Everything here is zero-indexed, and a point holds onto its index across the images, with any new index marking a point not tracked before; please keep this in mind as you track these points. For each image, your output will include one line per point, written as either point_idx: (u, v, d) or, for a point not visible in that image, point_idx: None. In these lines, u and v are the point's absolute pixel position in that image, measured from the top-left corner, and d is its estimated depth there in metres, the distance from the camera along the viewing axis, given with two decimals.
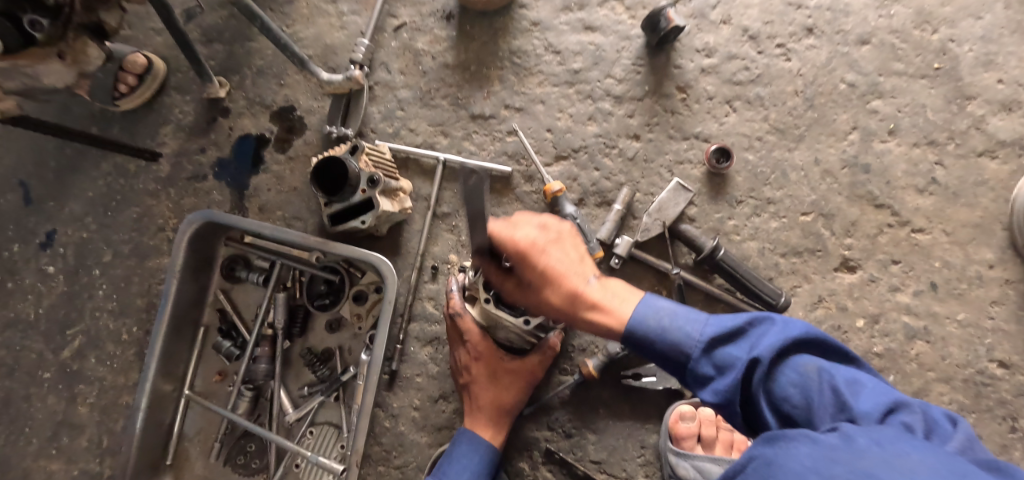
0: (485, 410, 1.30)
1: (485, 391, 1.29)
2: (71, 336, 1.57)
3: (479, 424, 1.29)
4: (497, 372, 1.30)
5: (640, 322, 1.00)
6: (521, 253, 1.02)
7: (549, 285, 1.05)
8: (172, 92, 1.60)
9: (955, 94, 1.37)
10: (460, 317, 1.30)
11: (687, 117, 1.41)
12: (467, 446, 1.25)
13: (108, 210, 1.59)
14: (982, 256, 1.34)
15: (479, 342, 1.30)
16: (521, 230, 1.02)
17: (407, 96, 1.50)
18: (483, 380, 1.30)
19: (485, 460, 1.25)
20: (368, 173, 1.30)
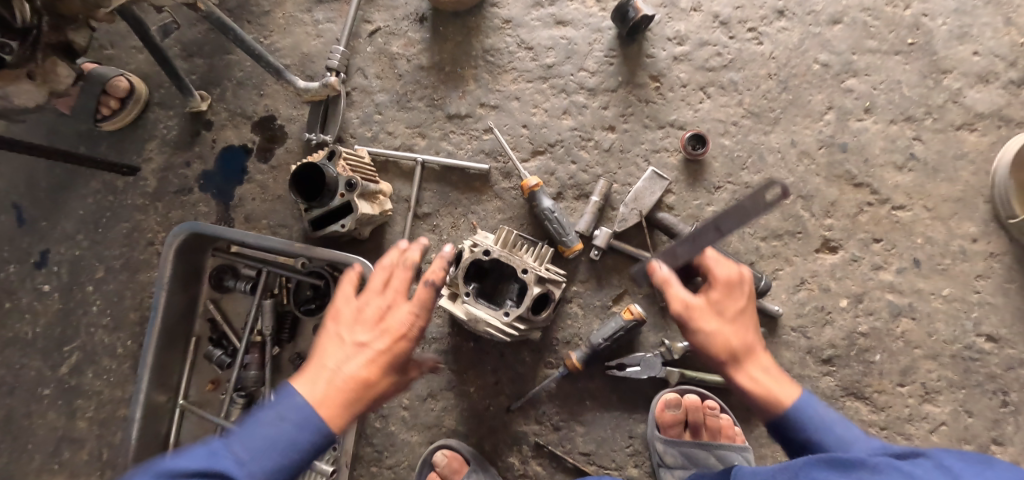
0: (339, 374, 0.93)
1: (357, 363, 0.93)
2: (68, 352, 1.60)
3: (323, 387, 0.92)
4: (395, 366, 0.96)
5: (812, 408, 0.97)
6: (728, 283, 1.02)
7: (740, 331, 1.01)
8: (156, 108, 1.63)
9: (930, 69, 1.36)
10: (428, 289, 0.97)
11: (662, 106, 1.41)
12: (295, 417, 0.89)
13: (98, 227, 1.63)
14: (965, 231, 1.33)
15: (404, 325, 0.96)
16: (730, 265, 1.04)
17: (384, 100, 1.52)
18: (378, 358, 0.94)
19: (298, 455, 0.88)
20: (346, 177, 1.32)
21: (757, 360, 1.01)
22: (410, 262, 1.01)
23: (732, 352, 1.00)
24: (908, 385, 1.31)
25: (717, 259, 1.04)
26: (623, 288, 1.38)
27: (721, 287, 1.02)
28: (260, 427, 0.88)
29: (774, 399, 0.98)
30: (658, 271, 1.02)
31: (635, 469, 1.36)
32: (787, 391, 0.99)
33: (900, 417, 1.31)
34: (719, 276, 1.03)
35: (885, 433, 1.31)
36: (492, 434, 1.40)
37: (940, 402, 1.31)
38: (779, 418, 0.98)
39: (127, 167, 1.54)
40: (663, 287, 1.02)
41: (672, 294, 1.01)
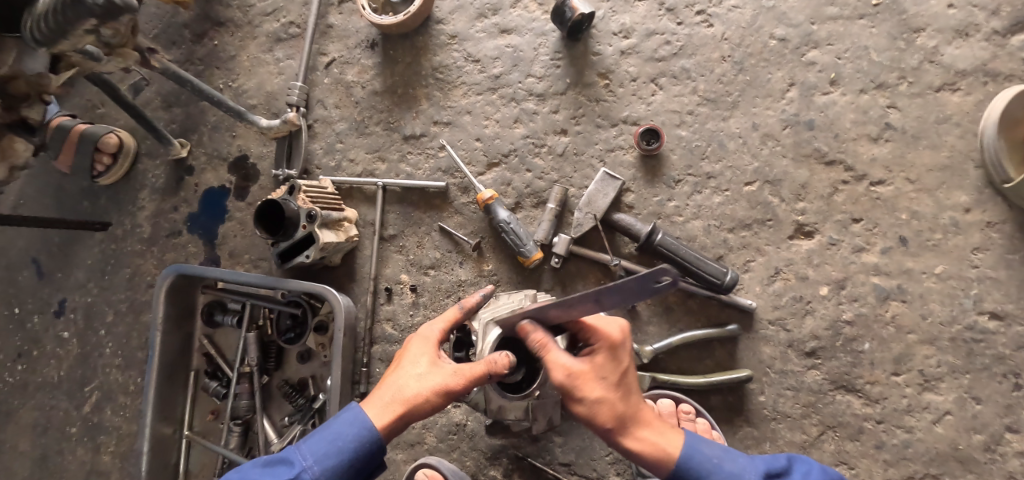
0: (395, 402, 1.02)
1: (419, 395, 1.01)
2: (89, 391, 1.69)
3: (380, 412, 1.02)
4: (446, 396, 1.01)
5: (696, 454, 1.00)
6: (610, 346, 0.99)
7: (623, 390, 0.99)
8: (144, 158, 1.72)
9: (899, 30, 1.26)
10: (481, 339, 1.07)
11: (613, 103, 1.37)
12: (346, 425, 1.02)
13: (105, 274, 1.71)
14: (955, 201, 1.22)
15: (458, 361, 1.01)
16: (608, 323, 1.00)
17: (344, 128, 1.55)
18: (440, 391, 1.00)
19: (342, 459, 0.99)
20: (306, 209, 1.33)
21: (643, 418, 1.00)
22: (442, 331, 1.09)
23: (618, 417, 0.98)
24: (903, 374, 1.21)
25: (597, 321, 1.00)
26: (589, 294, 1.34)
27: (601, 350, 0.98)
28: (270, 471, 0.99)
29: (659, 450, 1.00)
30: (533, 335, 0.94)
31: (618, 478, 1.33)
32: (670, 439, 1.01)
33: (897, 408, 1.21)
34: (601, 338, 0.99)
35: (882, 427, 1.22)
36: (473, 449, 1.39)
37: (942, 390, 1.20)
38: (665, 466, 1.00)
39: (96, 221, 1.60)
40: (542, 352, 0.94)
41: (556, 358, 0.95)
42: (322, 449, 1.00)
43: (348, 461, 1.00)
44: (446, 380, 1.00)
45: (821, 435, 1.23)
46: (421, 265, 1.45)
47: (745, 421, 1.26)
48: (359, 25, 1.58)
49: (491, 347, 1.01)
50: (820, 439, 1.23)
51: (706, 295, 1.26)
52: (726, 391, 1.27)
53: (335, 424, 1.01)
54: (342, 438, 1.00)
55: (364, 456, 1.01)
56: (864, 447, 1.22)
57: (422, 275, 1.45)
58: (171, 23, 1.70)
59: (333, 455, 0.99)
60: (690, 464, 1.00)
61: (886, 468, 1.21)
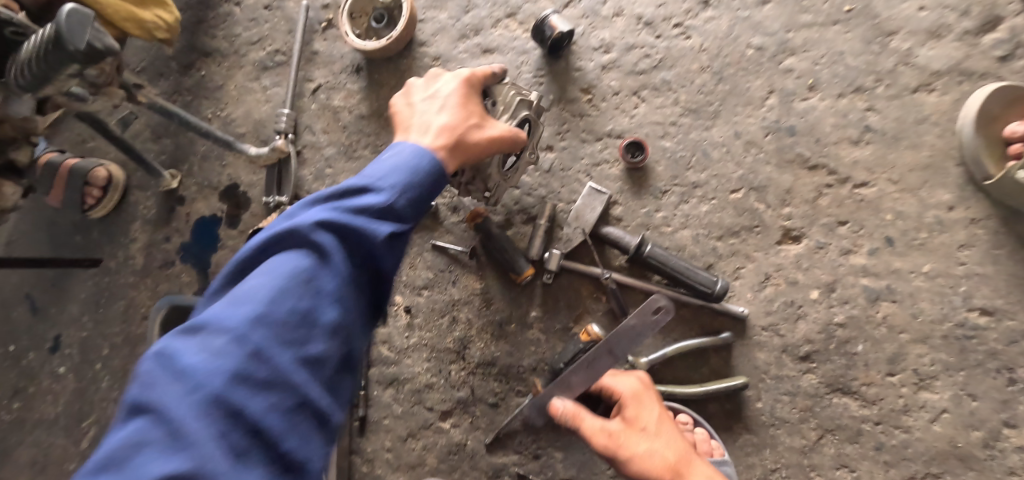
0: (440, 132, 0.93)
1: (471, 126, 0.97)
2: (87, 426, 1.68)
3: (444, 145, 0.92)
4: (480, 115, 1.01)
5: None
6: (635, 397, 1.10)
7: (666, 442, 1.04)
8: (135, 190, 1.73)
9: (873, 34, 1.29)
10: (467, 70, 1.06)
11: (597, 118, 1.38)
12: (404, 146, 0.87)
13: (99, 307, 1.71)
14: (938, 199, 1.23)
15: (472, 82, 1.04)
16: (628, 378, 1.13)
17: (333, 153, 1.56)
18: (479, 114, 1.00)
19: (425, 159, 0.86)
20: None
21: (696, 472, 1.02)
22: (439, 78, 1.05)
23: (671, 468, 1.02)
24: (898, 374, 1.22)
25: (612, 379, 1.14)
26: (583, 307, 1.35)
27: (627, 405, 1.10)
28: (292, 261, 0.74)
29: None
30: (563, 406, 1.10)
31: None
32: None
33: (894, 409, 1.21)
34: (624, 393, 1.11)
35: (881, 428, 1.22)
36: (474, 468, 1.38)
37: (937, 388, 1.20)
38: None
39: (89, 260, 1.66)
40: (574, 419, 1.08)
41: (588, 423, 1.07)
42: (390, 171, 0.83)
43: (421, 181, 0.84)
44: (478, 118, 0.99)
45: (820, 439, 1.23)
46: (414, 286, 1.46)
47: (744, 428, 1.26)
48: (343, 51, 1.60)
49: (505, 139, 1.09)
50: (820, 443, 1.23)
51: (697, 303, 1.27)
52: (724, 399, 1.27)
53: (391, 156, 0.85)
54: (406, 158, 0.85)
55: (436, 172, 0.86)
56: (864, 450, 1.22)
57: (416, 296, 1.45)
58: (158, 56, 1.71)
59: (403, 173, 0.83)
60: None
61: (888, 469, 1.20)
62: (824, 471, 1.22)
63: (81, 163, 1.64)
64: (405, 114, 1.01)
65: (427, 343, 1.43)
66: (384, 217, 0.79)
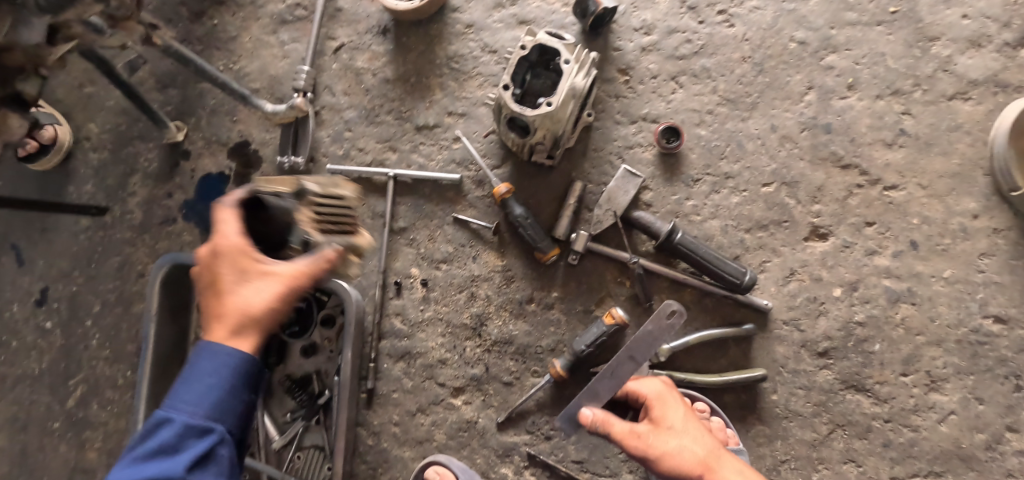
0: (244, 324, 0.90)
1: (223, 295, 0.91)
2: (74, 385, 1.61)
3: (224, 329, 0.90)
4: (247, 273, 0.91)
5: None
6: (658, 399, 1.11)
7: (695, 441, 1.05)
8: (136, 141, 1.64)
9: (915, 38, 1.29)
10: (218, 204, 0.94)
11: (633, 100, 1.35)
12: (203, 362, 0.89)
13: (92, 262, 1.62)
14: (964, 207, 1.25)
15: (229, 238, 0.92)
16: (651, 382, 1.14)
17: (353, 116, 1.50)
18: (230, 280, 0.91)
19: (233, 373, 0.89)
20: (302, 233, 0.95)
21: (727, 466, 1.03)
22: (221, 232, 0.93)
23: (703, 462, 1.03)
24: (911, 375, 1.24)
25: (636, 384, 1.14)
26: (606, 290, 1.34)
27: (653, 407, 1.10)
28: None
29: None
30: (590, 415, 1.08)
31: (630, 475, 1.32)
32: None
33: (905, 408, 1.24)
34: (648, 396, 1.12)
35: (890, 426, 1.25)
36: (484, 446, 1.37)
37: (947, 390, 1.23)
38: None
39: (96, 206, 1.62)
40: (603, 426, 1.07)
41: (617, 427, 1.06)
42: (196, 395, 0.86)
43: (229, 385, 0.88)
44: (292, 278, 0.92)
45: (830, 433, 1.26)
46: (432, 259, 1.42)
47: (758, 419, 1.27)
48: (369, 10, 1.53)
49: (566, 82, 1.15)
50: (830, 438, 1.26)
51: (722, 294, 1.27)
52: (740, 389, 1.29)
53: (193, 368, 0.87)
54: (213, 376, 0.87)
55: (244, 379, 0.90)
56: (871, 446, 1.25)
57: (434, 270, 1.42)
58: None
59: (209, 391, 0.87)
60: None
61: (893, 466, 1.24)
62: (831, 465, 1.25)
63: (39, 118, 1.49)
64: (211, 299, 0.93)
65: (443, 318, 1.40)
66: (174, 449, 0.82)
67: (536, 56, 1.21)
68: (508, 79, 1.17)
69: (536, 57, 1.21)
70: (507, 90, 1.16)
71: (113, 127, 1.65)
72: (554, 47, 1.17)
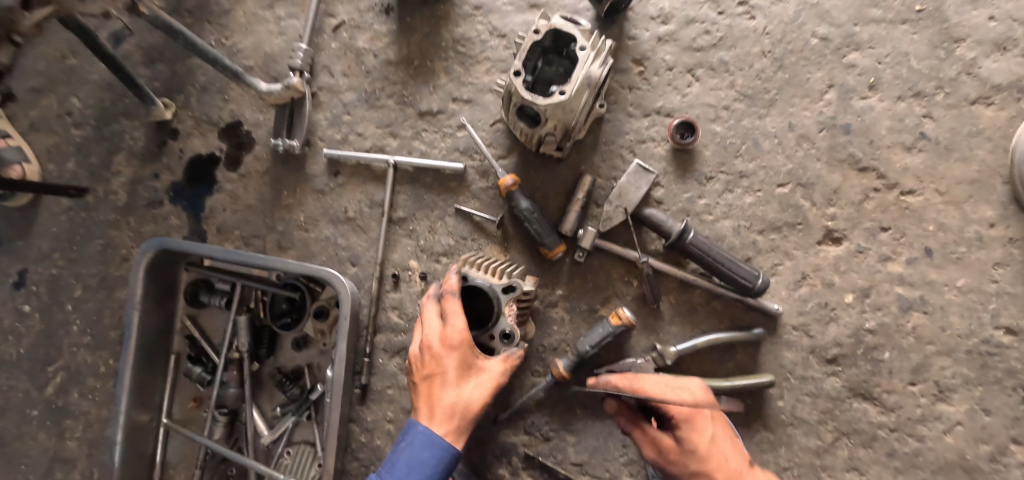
0: (457, 415, 1.08)
1: (446, 390, 1.08)
2: (53, 372, 1.53)
3: (449, 420, 1.07)
4: (470, 369, 1.11)
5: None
6: (690, 409, 1.10)
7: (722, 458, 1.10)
8: (121, 118, 1.55)
9: (940, 38, 1.25)
10: (448, 297, 1.14)
11: (647, 92, 1.30)
12: (417, 443, 1.05)
13: (73, 245, 1.54)
14: (981, 215, 1.22)
15: (458, 331, 1.10)
16: (684, 392, 1.11)
17: (352, 99, 1.45)
18: (449, 375, 1.10)
19: (440, 463, 1.05)
20: (507, 325, 1.15)
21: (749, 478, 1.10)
22: (457, 323, 1.11)
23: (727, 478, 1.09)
24: (919, 384, 1.22)
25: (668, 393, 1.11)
26: (612, 290, 1.30)
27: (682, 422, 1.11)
28: None
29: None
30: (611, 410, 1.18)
31: (630, 479, 1.29)
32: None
33: (911, 417, 1.22)
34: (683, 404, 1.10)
35: (895, 435, 1.23)
36: (481, 446, 1.33)
37: (954, 400, 1.21)
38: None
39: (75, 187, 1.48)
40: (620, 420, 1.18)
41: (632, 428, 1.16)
42: (405, 471, 1.03)
43: (436, 472, 1.04)
44: (499, 375, 1.11)
45: (835, 441, 1.24)
46: (432, 252, 1.37)
47: (763, 426, 1.25)
48: None
49: (581, 73, 1.08)
50: (834, 446, 1.24)
51: (732, 296, 1.23)
52: (746, 395, 1.25)
53: (412, 453, 1.04)
54: (421, 460, 1.04)
55: (445, 470, 1.06)
56: (876, 455, 1.23)
57: (434, 263, 1.37)
58: None
59: (416, 473, 1.03)
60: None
61: (897, 475, 1.22)
62: (835, 473, 1.23)
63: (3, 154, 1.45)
64: (427, 384, 1.11)
65: None
66: None
67: (549, 41, 1.14)
68: (519, 65, 1.08)
69: (549, 42, 1.14)
70: (518, 77, 1.08)
71: (96, 102, 1.57)
72: (570, 33, 1.10)
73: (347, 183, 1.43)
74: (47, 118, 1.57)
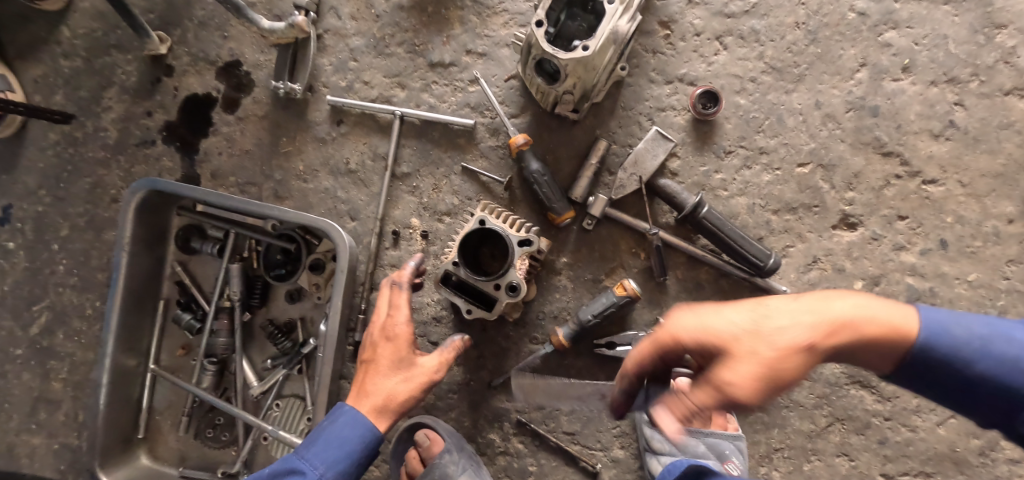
0: (385, 407, 1.02)
1: (375, 378, 1.04)
2: (38, 311, 1.49)
3: (370, 410, 1.02)
4: (403, 364, 1.04)
5: (941, 333, 0.74)
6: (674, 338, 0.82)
7: (794, 334, 0.74)
8: (112, 51, 1.47)
9: (982, 23, 1.20)
10: (397, 288, 1.08)
11: (671, 58, 1.24)
12: (342, 424, 1.01)
13: (60, 182, 1.48)
14: (1001, 210, 1.20)
15: (399, 323, 1.05)
16: (676, 319, 0.82)
17: (360, 45, 1.37)
18: (382, 364, 1.05)
19: (363, 442, 1.01)
20: (515, 279, 1.09)
21: (834, 310, 0.76)
22: (399, 314, 1.06)
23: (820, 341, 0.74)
24: None
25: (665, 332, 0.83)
26: (618, 261, 1.26)
27: (695, 337, 0.79)
28: None
29: (894, 333, 0.75)
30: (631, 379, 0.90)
31: (621, 451, 1.28)
32: (894, 316, 0.75)
33: (906, 408, 1.22)
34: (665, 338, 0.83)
35: (889, 423, 1.23)
36: (474, 410, 1.32)
37: None
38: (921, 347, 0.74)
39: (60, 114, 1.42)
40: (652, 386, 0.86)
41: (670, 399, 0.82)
42: (320, 449, 1.00)
43: (355, 454, 1.01)
44: (433, 372, 1.06)
45: (828, 426, 1.23)
46: (435, 211, 1.32)
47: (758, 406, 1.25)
48: None
49: (608, 27, 1.01)
50: (827, 430, 1.23)
51: (741, 276, 1.19)
52: None
53: (334, 432, 1.00)
54: (346, 441, 1.00)
55: (370, 452, 1.03)
56: (867, 442, 1.23)
57: (436, 222, 1.32)
58: None
59: (331, 450, 1.00)
60: (940, 341, 0.74)
61: (885, 463, 1.23)
62: (824, 457, 1.23)
63: None
64: (363, 368, 1.07)
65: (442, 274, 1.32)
66: None
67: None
68: (541, 13, 1.00)
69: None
70: (541, 27, 0.99)
71: (87, 32, 1.47)
72: None
73: (350, 133, 1.37)
74: (34, 46, 1.49)
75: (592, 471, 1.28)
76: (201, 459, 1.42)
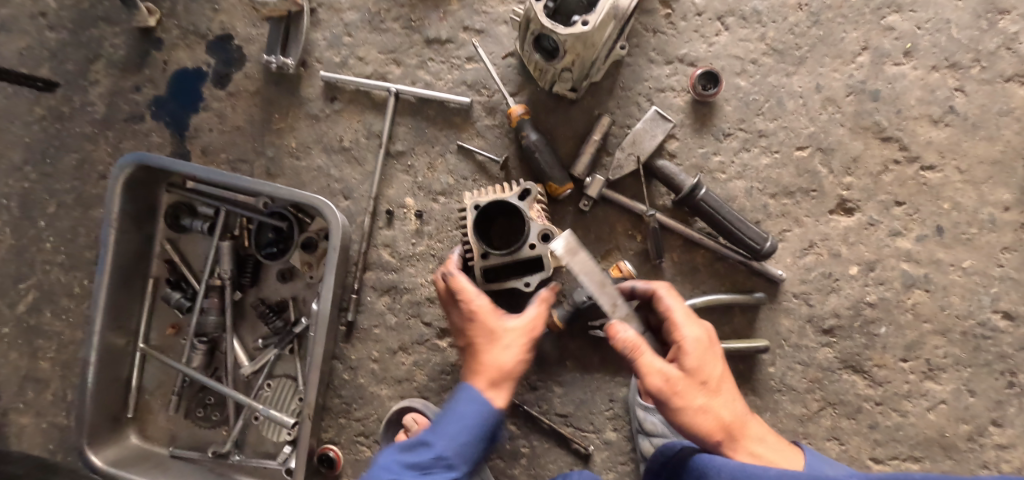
0: (501, 377, 0.99)
1: (482, 356, 1.00)
2: (24, 290, 1.46)
3: (490, 385, 0.98)
4: (491, 333, 1.01)
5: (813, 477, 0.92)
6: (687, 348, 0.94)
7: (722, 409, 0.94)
8: (100, 23, 1.43)
9: (985, 9, 1.20)
10: (453, 271, 1.06)
11: (671, 38, 1.23)
12: (465, 398, 0.97)
13: (46, 158, 1.45)
14: (997, 197, 1.20)
15: (475, 300, 1.03)
16: (690, 333, 0.95)
17: (355, 19, 1.34)
18: (479, 344, 1.01)
19: (484, 420, 0.96)
20: (542, 226, 1.08)
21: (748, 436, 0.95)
22: (470, 291, 1.04)
23: (723, 429, 0.94)
24: (911, 361, 1.21)
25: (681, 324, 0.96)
26: (614, 242, 1.25)
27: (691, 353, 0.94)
28: None
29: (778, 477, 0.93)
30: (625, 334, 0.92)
31: (614, 433, 1.28)
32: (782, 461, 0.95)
33: (897, 393, 1.21)
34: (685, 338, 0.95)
35: (880, 408, 1.21)
36: None
37: (942, 380, 1.20)
38: None
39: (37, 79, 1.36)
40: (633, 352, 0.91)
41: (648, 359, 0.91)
42: (454, 424, 0.95)
43: (480, 431, 0.96)
44: (526, 333, 1.01)
45: (820, 410, 1.22)
46: (430, 190, 1.31)
47: (750, 390, 1.22)
48: None
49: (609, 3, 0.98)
50: (819, 414, 1.22)
51: (737, 259, 1.19)
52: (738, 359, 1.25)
53: (459, 408, 0.96)
54: (467, 416, 0.95)
55: (493, 427, 0.97)
56: (858, 426, 1.22)
57: (430, 202, 1.30)
58: None
59: (459, 425, 0.95)
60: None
61: (875, 447, 1.21)
62: (815, 441, 1.22)
63: None
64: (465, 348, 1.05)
65: (436, 254, 1.30)
66: (435, 472, 0.93)
67: None
68: None
69: None
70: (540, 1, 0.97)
71: (74, 3, 1.43)
72: None
73: (344, 110, 1.34)
74: (19, 18, 1.45)
75: (584, 453, 1.28)
76: (191, 439, 1.40)
